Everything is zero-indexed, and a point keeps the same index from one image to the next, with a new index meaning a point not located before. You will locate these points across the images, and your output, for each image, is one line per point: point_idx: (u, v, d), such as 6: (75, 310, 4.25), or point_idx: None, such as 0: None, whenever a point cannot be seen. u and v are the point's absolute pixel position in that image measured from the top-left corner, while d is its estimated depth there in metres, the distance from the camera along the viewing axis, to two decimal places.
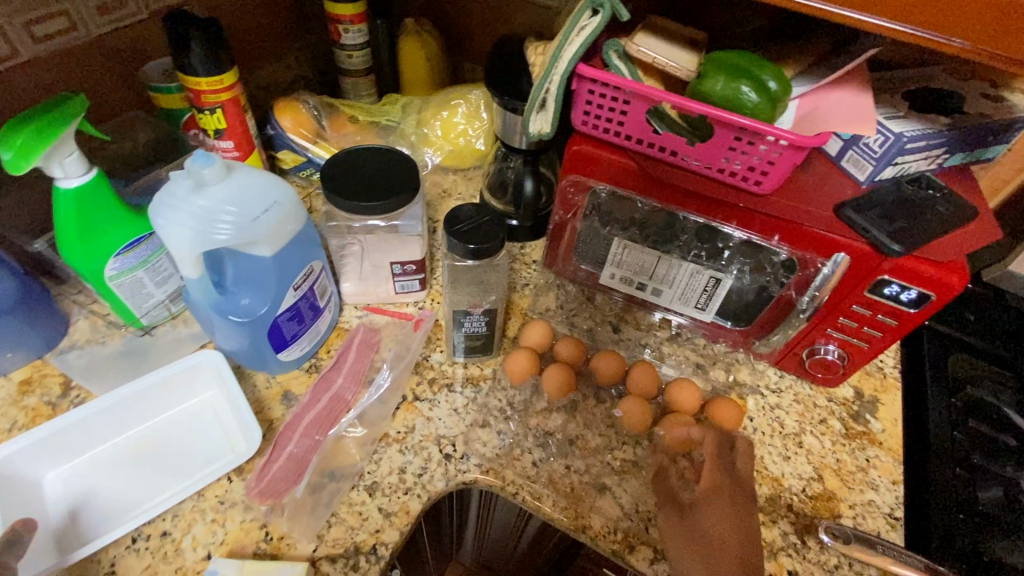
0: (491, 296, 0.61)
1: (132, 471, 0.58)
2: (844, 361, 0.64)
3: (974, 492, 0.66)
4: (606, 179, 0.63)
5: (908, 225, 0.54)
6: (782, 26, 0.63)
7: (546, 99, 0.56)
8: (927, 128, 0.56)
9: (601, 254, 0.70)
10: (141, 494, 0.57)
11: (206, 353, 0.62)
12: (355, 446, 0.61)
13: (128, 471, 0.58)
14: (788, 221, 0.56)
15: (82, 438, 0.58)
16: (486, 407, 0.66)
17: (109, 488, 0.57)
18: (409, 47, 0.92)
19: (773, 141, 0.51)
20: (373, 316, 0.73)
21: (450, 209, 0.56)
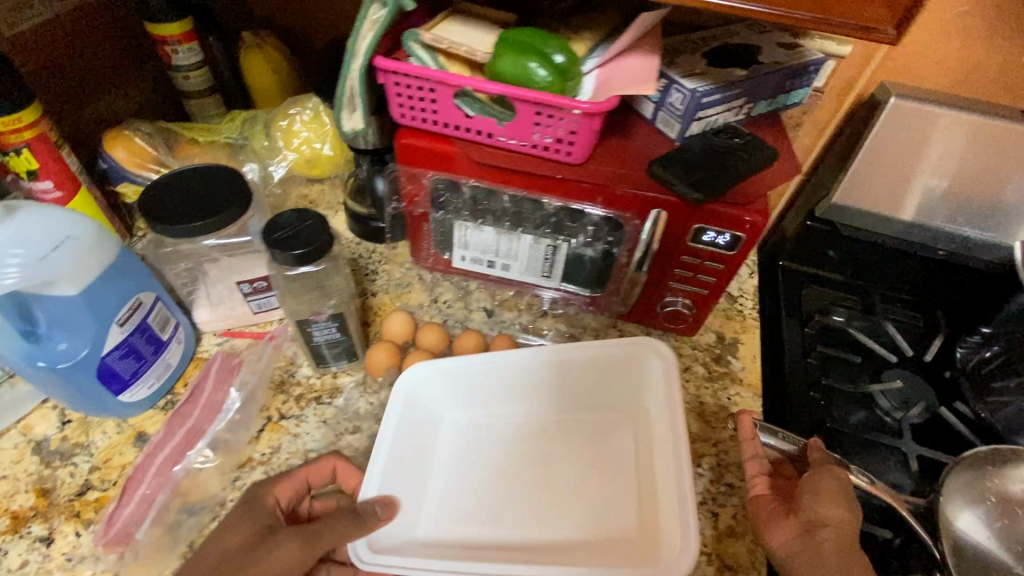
0: (331, 303, 0.59)
1: (516, 457, 0.63)
2: (692, 309, 0.68)
3: (828, 410, 0.71)
4: (437, 168, 0.63)
5: (711, 173, 0.57)
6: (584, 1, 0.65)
7: (351, 95, 0.56)
8: (722, 81, 0.60)
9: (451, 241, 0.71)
10: (600, 489, 0.59)
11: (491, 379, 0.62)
12: (215, 475, 0.58)
13: (517, 456, 0.63)
14: (605, 187, 0.59)
15: (537, 379, 0.65)
16: (356, 412, 0.65)
17: (544, 464, 0.62)
18: (251, 59, 0.89)
19: (569, 111, 0.53)
20: (233, 341, 0.71)
21: (269, 218, 0.55)
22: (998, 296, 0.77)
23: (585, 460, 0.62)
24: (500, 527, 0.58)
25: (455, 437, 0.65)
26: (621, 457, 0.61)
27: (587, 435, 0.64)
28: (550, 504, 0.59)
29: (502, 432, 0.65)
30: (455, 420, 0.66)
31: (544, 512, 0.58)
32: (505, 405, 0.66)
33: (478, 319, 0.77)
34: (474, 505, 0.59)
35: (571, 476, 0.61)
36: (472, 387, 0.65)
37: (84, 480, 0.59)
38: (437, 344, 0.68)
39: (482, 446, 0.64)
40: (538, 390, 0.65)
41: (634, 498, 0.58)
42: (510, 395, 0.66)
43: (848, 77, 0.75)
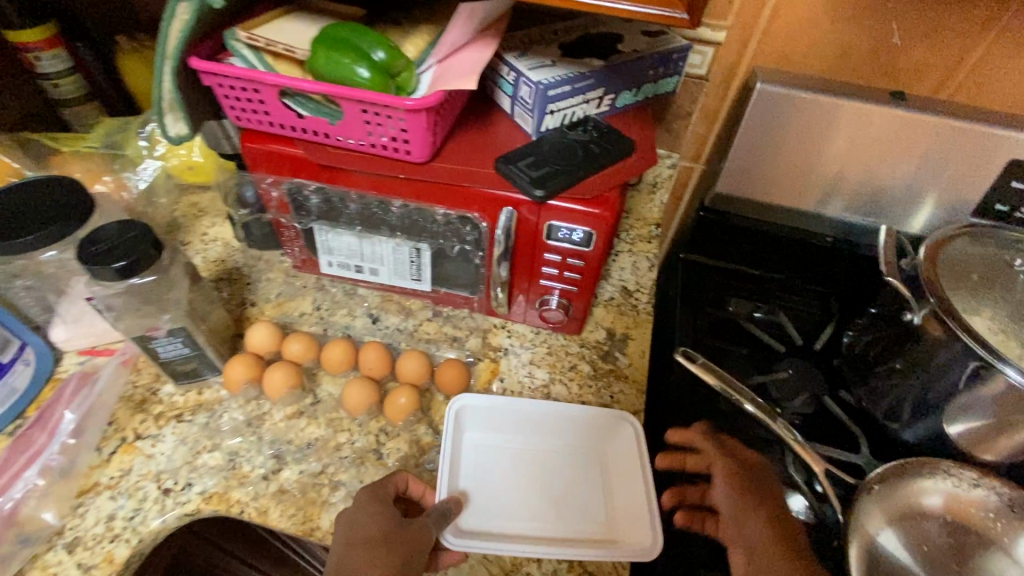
0: (168, 316, 0.56)
1: (522, 482, 0.61)
2: (566, 308, 0.66)
3: (713, 405, 0.69)
4: (287, 172, 0.61)
5: (558, 168, 0.56)
6: None
7: (171, 99, 0.53)
8: (572, 72, 0.58)
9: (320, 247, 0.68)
10: (577, 516, 0.59)
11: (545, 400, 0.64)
12: (52, 503, 0.56)
13: (523, 482, 0.61)
14: (451, 185, 0.56)
15: (541, 416, 0.64)
16: (217, 429, 0.63)
17: (541, 492, 0.61)
18: (129, 64, 0.86)
19: (395, 109, 0.51)
20: (94, 359, 0.68)
21: (88, 231, 0.52)
22: (875, 282, 0.77)
23: (579, 471, 0.63)
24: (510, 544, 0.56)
25: (468, 456, 0.62)
26: (610, 466, 0.63)
27: (585, 447, 0.64)
28: (555, 508, 0.60)
29: (507, 457, 0.63)
30: (471, 439, 0.63)
31: (550, 515, 0.59)
32: (504, 436, 0.64)
33: (363, 325, 0.74)
34: (485, 503, 0.59)
35: (562, 500, 0.60)
36: (494, 419, 0.64)
37: None
38: (305, 353, 0.65)
39: (489, 469, 0.62)
40: (543, 427, 0.65)
41: (601, 514, 0.60)
42: (518, 427, 0.64)
43: (728, 63, 0.74)
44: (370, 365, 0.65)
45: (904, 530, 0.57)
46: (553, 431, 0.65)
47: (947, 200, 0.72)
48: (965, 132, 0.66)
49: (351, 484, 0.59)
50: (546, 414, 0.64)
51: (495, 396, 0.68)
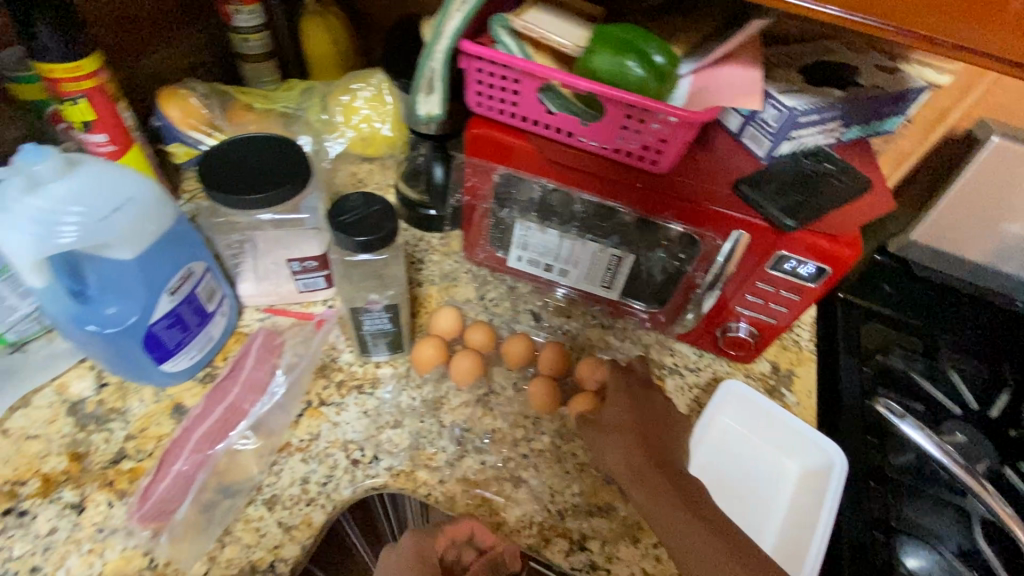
0: (388, 293, 0.57)
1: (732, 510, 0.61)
2: (755, 337, 0.64)
3: (883, 458, 0.67)
4: (507, 164, 0.60)
5: (803, 199, 0.54)
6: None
7: (431, 78, 0.53)
8: (821, 101, 0.56)
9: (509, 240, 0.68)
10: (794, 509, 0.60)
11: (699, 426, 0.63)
12: (252, 458, 0.57)
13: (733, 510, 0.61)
14: (686, 201, 0.56)
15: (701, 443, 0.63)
16: (397, 406, 0.63)
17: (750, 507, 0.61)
18: (311, 28, 0.86)
19: (663, 118, 0.50)
20: (276, 318, 0.69)
21: (336, 200, 0.52)
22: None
23: (745, 474, 0.63)
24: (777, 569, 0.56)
25: None
26: (771, 457, 0.64)
27: (740, 444, 0.64)
28: (754, 526, 0.60)
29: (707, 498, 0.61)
30: None
31: (755, 536, 0.59)
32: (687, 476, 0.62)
33: (528, 320, 0.73)
34: None
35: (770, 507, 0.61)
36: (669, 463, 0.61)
37: (118, 448, 0.57)
38: (485, 345, 0.66)
39: None
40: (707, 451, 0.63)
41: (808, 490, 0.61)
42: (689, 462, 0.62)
43: (941, 108, 0.71)
44: (550, 365, 0.65)
45: None
46: (715, 448, 0.63)
47: None
48: None
49: (534, 484, 0.59)
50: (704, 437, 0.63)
51: None
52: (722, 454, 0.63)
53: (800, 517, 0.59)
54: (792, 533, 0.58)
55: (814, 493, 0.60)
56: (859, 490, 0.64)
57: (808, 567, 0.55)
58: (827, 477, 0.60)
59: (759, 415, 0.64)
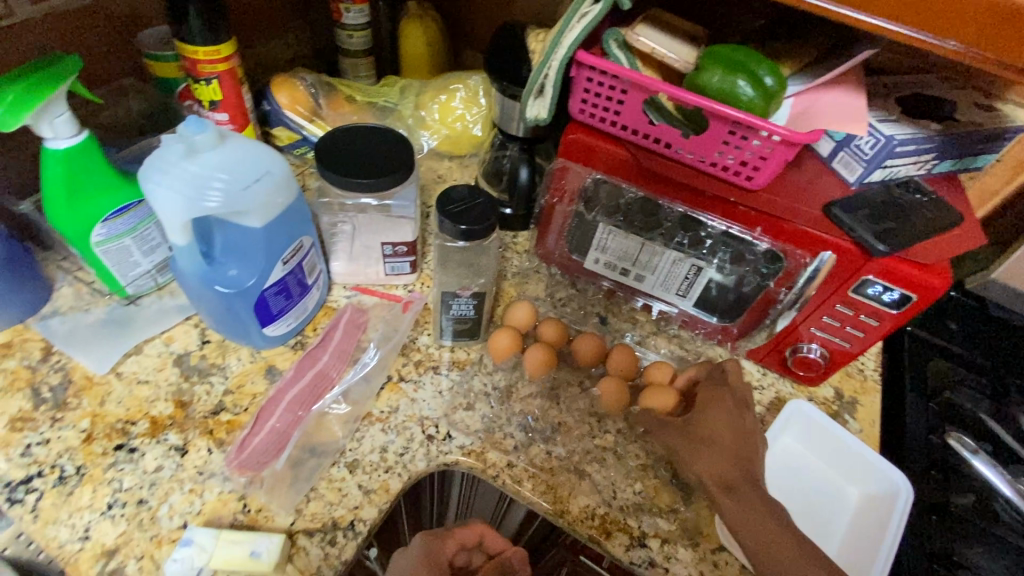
0: (479, 281, 0.61)
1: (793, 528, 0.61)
2: (826, 360, 0.65)
3: (947, 495, 0.66)
4: (599, 168, 0.63)
5: (896, 226, 0.55)
6: (781, 24, 0.62)
7: (546, 87, 0.56)
8: (918, 132, 0.57)
9: (588, 242, 0.71)
10: (855, 533, 0.60)
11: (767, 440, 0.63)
12: (338, 423, 0.61)
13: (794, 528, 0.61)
14: (775, 218, 0.57)
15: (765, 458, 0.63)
16: (470, 390, 0.66)
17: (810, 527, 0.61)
18: (410, 30, 0.92)
19: (766, 136, 0.52)
20: (361, 297, 0.73)
21: (444, 189, 0.56)
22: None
23: (806, 493, 0.63)
24: None
25: None
26: (831, 480, 0.64)
27: (802, 464, 0.65)
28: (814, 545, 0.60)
29: None
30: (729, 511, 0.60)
31: None
32: None
33: (596, 322, 0.76)
34: None
35: (830, 530, 0.61)
36: None
37: (218, 401, 0.62)
38: (558, 340, 0.68)
39: None
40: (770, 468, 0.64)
41: (869, 517, 0.61)
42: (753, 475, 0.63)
43: None
44: (621, 366, 0.67)
45: None
46: (777, 466, 0.64)
47: None
48: None
49: (598, 479, 0.61)
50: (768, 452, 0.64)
51: None
52: (783, 471, 0.64)
53: (863, 541, 0.59)
54: (854, 556, 0.58)
55: (877, 519, 0.60)
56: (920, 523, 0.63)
57: None
58: (891, 505, 0.60)
59: (823, 438, 0.65)
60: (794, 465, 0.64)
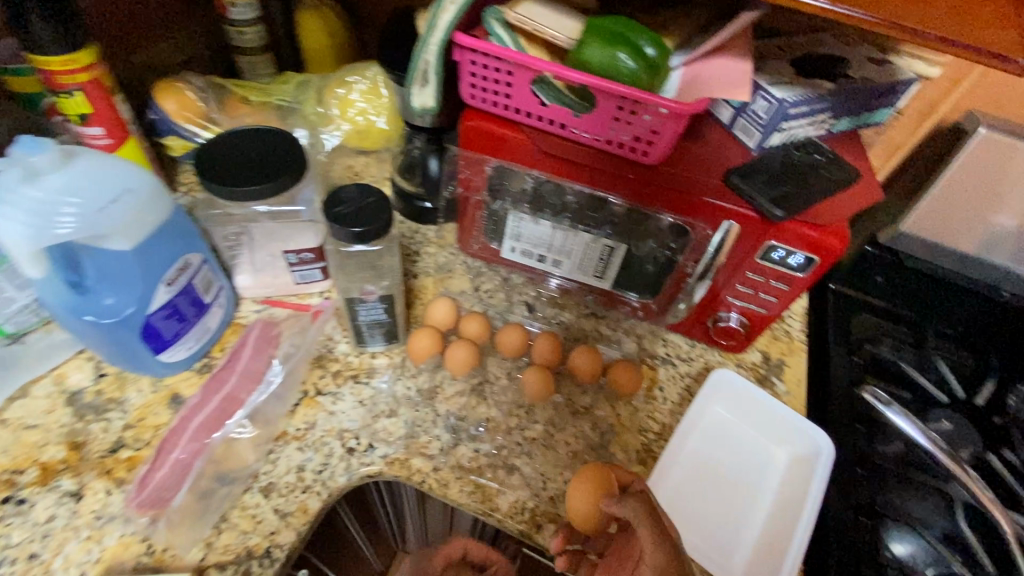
0: (383, 283, 0.58)
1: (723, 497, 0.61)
2: (745, 326, 0.66)
3: (872, 446, 0.68)
4: (500, 155, 0.61)
5: (793, 190, 0.55)
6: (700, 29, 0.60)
7: (426, 70, 0.54)
8: (811, 93, 0.57)
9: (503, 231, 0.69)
10: (782, 495, 0.61)
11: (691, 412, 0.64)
12: (249, 447, 0.57)
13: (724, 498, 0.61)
14: (677, 192, 0.56)
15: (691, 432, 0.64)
16: (393, 396, 0.63)
17: (740, 493, 0.62)
18: (307, 21, 0.86)
19: (654, 109, 0.50)
20: (273, 309, 0.69)
21: (331, 191, 0.53)
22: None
23: (736, 462, 0.63)
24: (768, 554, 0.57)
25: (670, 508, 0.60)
26: (758, 444, 0.65)
27: (732, 433, 0.65)
28: (742, 513, 0.61)
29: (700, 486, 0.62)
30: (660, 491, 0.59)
31: (745, 520, 0.60)
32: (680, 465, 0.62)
33: (522, 311, 0.74)
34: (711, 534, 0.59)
35: (759, 495, 0.62)
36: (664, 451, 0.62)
37: (117, 438, 0.58)
38: (480, 335, 0.66)
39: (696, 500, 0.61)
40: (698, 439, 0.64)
41: (794, 478, 0.62)
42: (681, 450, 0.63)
43: (931, 98, 0.70)
44: (544, 354, 0.66)
45: None
46: (705, 437, 0.64)
47: None
48: None
49: (528, 472, 0.60)
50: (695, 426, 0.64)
51: (656, 404, 0.67)
52: (713, 443, 0.64)
53: (787, 505, 0.60)
54: (779, 521, 0.59)
55: (801, 481, 0.61)
56: (846, 476, 0.65)
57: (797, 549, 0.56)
58: (813, 463, 0.62)
59: (746, 404, 0.66)
60: (723, 434, 0.65)
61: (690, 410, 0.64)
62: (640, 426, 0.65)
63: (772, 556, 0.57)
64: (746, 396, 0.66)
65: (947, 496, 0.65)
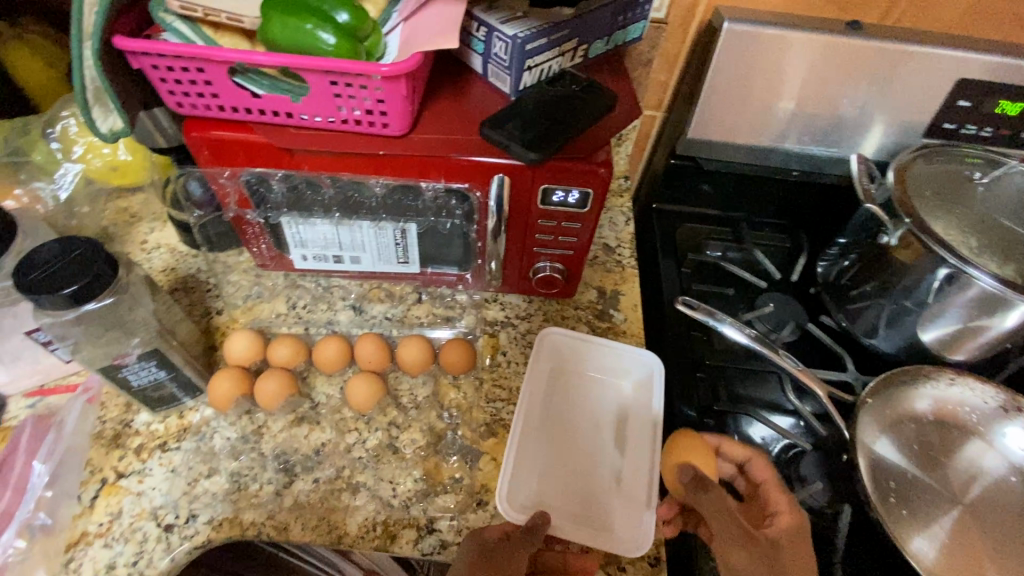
0: (136, 340, 0.51)
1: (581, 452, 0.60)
2: (563, 272, 0.65)
3: (711, 347, 0.71)
4: (243, 161, 0.55)
5: (549, 127, 0.53)
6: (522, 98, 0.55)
7: (97, 88, 0.45)
8: (544, 23, 0.54)
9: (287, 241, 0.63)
10: (635, 427, 0.61)
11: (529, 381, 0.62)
12: (39, 564, 0.50)
13: (582, 452, 0.60)
14: (435, 157, 0.53)
15: (535, 400, 0.62)
16: (212, 451, 0.57)
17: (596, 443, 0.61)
18: (10, 53, 0.72)
19: (368, 77, 0.46)
20: (47, 400, 0.60)
21: (21, 256, 0.45)
22: (853, 206, 0.82)
23: (587, 412, 0.62)
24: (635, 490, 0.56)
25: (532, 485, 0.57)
26: (603, 386, 0.64)
27: (576, 384, 0.64)
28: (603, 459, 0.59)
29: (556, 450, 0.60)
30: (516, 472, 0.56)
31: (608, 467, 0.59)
32: (531, 437, 0.60)
33: (346, 316, 0.69)
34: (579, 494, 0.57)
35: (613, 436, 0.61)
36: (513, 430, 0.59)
37: None
38: (293, 358, 0.61)
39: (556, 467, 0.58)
40: (544, 405, 0.62)
41: (641, 406, 0.62)
42: (529, 423, 0.60)
43: (687, 3, 0.72)
44: (368, 359, 0.61)
45: (894, 438, 0.62)
46: (550, 400, 0.63)
47: (897, 122, 0.74)
48: (911, 57, 0.68)
49: (372, 484, 0.56)
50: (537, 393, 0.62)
51: (500, 370, 0.66)
52: (560, 399, 0.63)
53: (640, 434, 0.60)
54: (636, 454, 0.59)
55: (647, 405, 0.62)
56: (690, 384, 0.67)
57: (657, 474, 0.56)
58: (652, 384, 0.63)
59: (580, 353, 0.65)
60: (567, 390, 0.64)
61: (529, 379, 0.62)
62: (487, 397, 0.64)
63: (638, 492, 0.56)
64: (579, 344, 0.65)
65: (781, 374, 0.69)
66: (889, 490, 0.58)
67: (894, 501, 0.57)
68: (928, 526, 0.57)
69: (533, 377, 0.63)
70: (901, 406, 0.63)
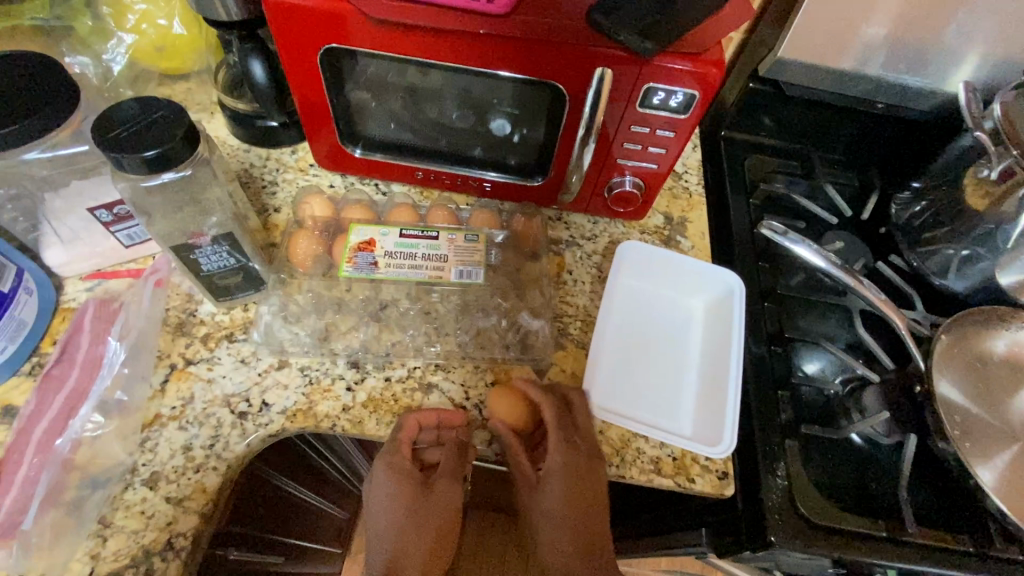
0: (214, 220, 0.48)
1: (658, 358, 0.61)
2: (641, 189, 0.62)
3: (778, 279, 0.70)
4: (326, 37, 0.51)
5: (662, 18, 0.48)
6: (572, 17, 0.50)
7: None
8: None
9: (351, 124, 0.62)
10: (709, 338, 0.63)
11: (609, 289, 0.63)
12: (115, 440, 0.49)
13: (659, 359, 0.61)
14: (535, 42, 0.49)
15: (614, 309, 0.63)
16: (280, 345, 0.56)
17: (671, 351, 0.62)
18: None
19: None
20: (106, 283, 0.58)
21: (101, 111, 0.41)
22: (941, 144, 0.77)
23: (662, 324, 0.64)
24: (712, 393, 0.58)
25: (613, 388, 0.58)
26: (676, 301, 0.66)
27: (650, 301, 0.65)
28: (679, 370, 0.61)
29: (634, 356, 0.61)
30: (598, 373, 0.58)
31: (684, 373, 0.60)
32: (611, 342, 0.61)
33: (405, 200, 0.66)
34: (658, 398, 0.58)
35: (687, 346, 0.62)
36: (596, 334, 0.60)
37: None
38: (366, 218, 0.60)
39: (635, 372, 0.60)
40: (622, 314, 0.63)
41: (713, 319, 0.64)
42: (608, 329, 0.61)
43: None
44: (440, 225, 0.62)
45: (960, 378, 0.61)
46: (627, 311, 0.64)
47: (997, 56, 0.70)
48: None
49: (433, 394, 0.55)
50: (615, 302, 0.63)
51: (567, 287, 0.64)
52: (635, 314, 0.64)
53: (716, 348, 0.61)
54: (711, 362, 0.60)
55: (723, 318, 0.63)
56: (757, 311, 0.66)
57: (737, 380, 0.57)
58: (728, 299, 0.64)
59: (656, 266, 0.66)
60: (642, 302, 0.65)
61: (607, 288, 0.63)
62: (555, 313, 0.62)
63: (715, 400, 0.58)
64: (655, 258, 0.66)
65: (847, 311, 0.68)
66: (957, 425, 0.58)
67: (961, 435, 0.57)
68: (990, 459, 0.57)
69: (612, 287, 0.64)
70: (970, 347, 0.62)
